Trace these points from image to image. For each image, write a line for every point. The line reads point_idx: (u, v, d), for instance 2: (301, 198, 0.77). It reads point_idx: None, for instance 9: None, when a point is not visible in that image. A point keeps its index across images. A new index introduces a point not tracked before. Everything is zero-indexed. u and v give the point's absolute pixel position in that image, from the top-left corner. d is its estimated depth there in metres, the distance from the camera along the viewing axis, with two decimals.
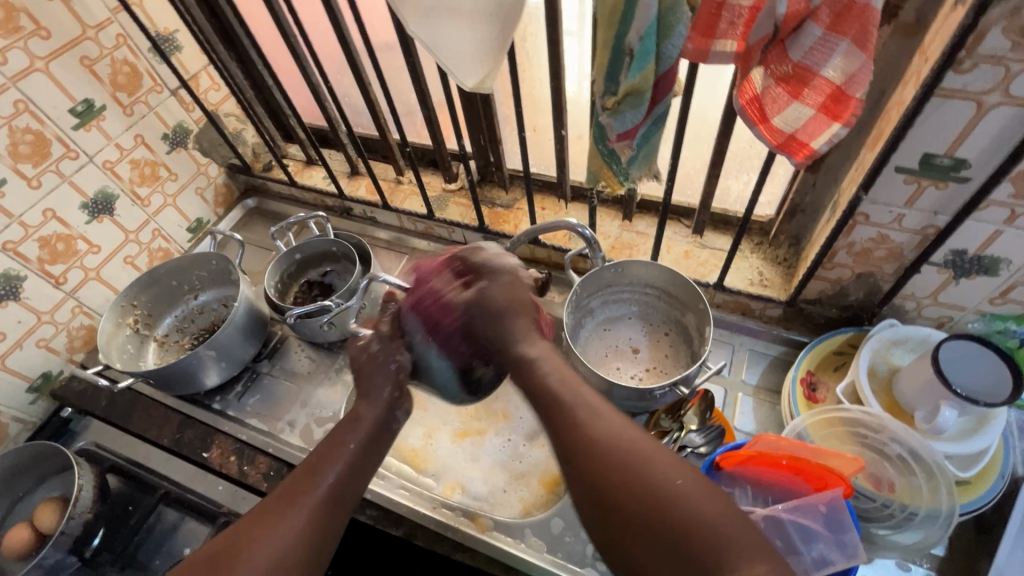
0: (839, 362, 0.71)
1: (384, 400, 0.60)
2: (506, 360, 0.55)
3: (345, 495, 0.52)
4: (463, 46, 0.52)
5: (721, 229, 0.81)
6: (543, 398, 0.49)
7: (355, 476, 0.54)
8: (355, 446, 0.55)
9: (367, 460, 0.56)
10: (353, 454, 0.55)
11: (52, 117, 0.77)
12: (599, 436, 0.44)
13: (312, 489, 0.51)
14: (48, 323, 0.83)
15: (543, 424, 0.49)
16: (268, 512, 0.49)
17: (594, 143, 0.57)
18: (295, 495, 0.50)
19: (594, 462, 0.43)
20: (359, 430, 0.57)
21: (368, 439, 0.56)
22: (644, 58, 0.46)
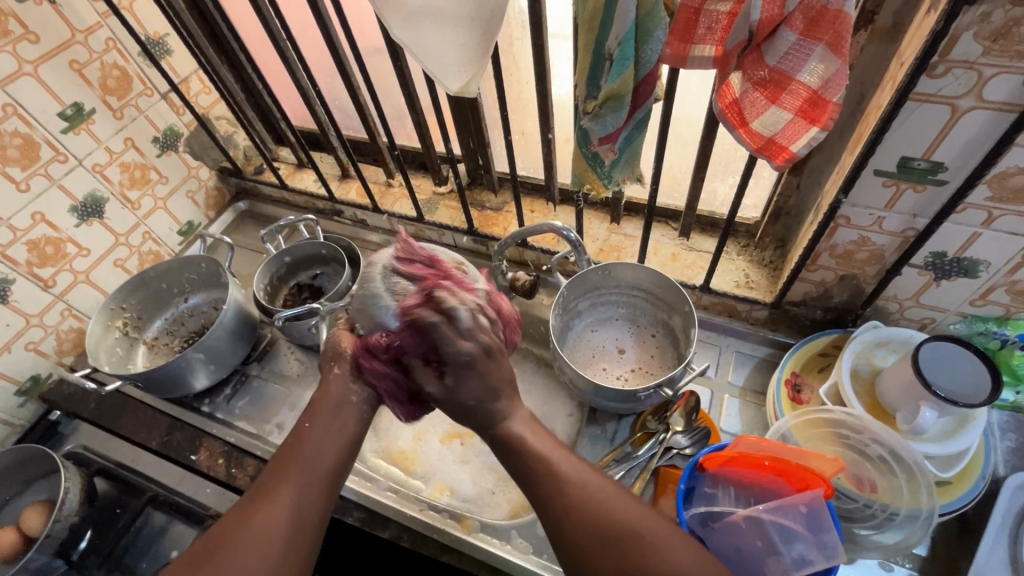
0: (823, 363, 0.72)
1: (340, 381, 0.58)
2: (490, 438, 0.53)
3: (322, 475, 0.51)
4: (446, 50, 0.53)
5: (708, 231, 0.82)
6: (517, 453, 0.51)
7: (327, 454, 0.52)
8: (316, 425, 0.54)
9: (337, 434, 0.54)
10: (315, 432, 0.53)
11: (41, 120, 0.77)
12: (576, 495, 0.46)
13: (282, 477, 0.49)
14: (37, 326, 0.83)
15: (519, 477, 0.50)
16: (244, 508, 0.48)
17: (578, 147, 0.58)
18: (270, 488, 0.49)
19: (573, 524, 0.45)
20: (321, 410, 0.55)
21: (330, 415, 0.55)
22: (624, 63, 0.47)
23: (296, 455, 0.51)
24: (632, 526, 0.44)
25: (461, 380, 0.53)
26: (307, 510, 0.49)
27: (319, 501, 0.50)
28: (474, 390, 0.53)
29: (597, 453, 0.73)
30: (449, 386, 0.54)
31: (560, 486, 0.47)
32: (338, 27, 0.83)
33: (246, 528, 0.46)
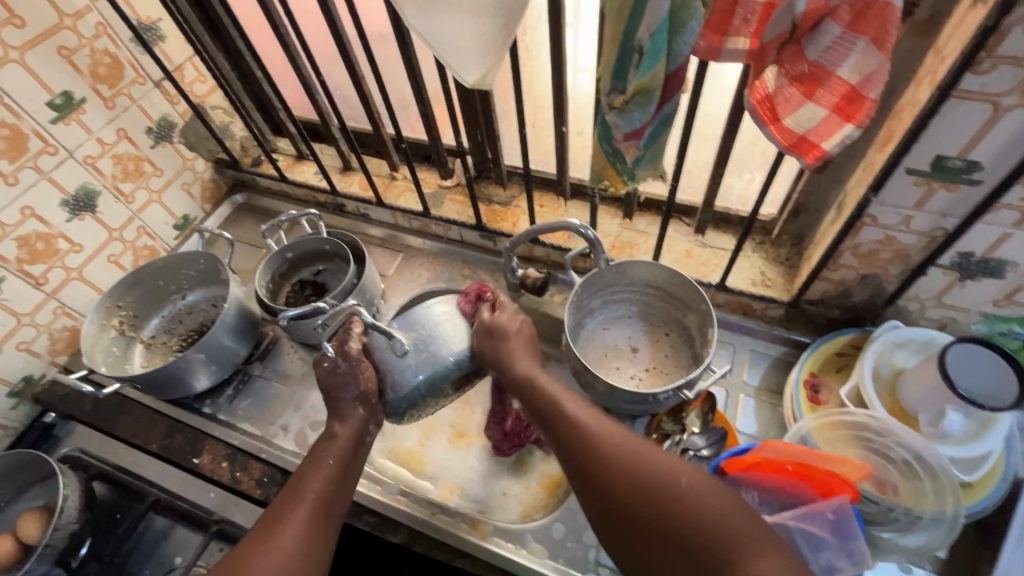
0: (842, 363, 0.71)
1: (357, 418, 0.59)
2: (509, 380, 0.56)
3: (332, 512, 0.54)
4: (464, 39, 0.50)
5: (722, 228, 0.80)
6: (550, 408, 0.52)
7: (336, 492, 0.54)
8: (336, 462, 0.56)
9: (351, 472, 0.57)
10: (335, 471, 0.55)
11: (29, 110, 0.73)
12: (604, 447, 0.48)
13: (293, 515, 0.51)
14: (29, 325, 0.80)
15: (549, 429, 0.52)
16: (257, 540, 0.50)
17: (599, 143, 0.55)
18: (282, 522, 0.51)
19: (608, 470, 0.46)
20: (338, 446, 0.57)
21: (349, 455, 0.57)
22: (655, 56, 0.44)
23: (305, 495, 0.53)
24: (669, 472, 0.44)
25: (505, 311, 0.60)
26: (313, 550, 0.51)
27: (324, 536, 0.52)
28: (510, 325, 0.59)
29: None
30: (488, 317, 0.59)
31: (593, 442, 0.48)
32: (341, 14, 0.80)
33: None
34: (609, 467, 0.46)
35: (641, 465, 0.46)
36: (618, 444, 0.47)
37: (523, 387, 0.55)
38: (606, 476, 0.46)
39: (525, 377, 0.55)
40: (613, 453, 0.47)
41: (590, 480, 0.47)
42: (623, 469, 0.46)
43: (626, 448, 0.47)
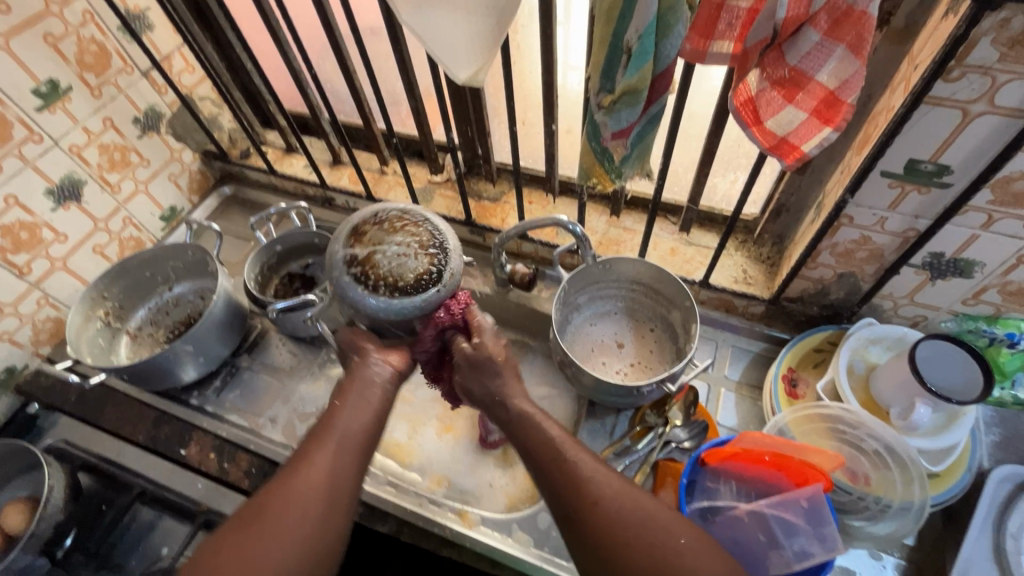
0: (819, 359, 0.73)
1: (372, 367, 0.56)
2: (501, 418, 0.54)
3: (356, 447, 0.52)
4: (457, 39, 0.51)
5: (707, 226, 0.82)
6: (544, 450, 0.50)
7: (358, 432, 0.52)
8: (346, 401, 0.54)
9: (369, 408, 0.54)
10: (346, 408, 0.53)
11: (14, 97, 0.73)
12: (603, 497, 0.46)
13: (320, 451, 0.50)
14: (12, 315, 0.79)
15: (540, 474, 0.50)
16: (282, 477, 0.49)
17: (588, 141, 0.57)
18: (303, 460, 0.50)
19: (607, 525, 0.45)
20: (360, 385, 0.55)
21: (359, 392, 0.54)
22: (643, 57, 0.46)
23: (334, 428, 0.52)
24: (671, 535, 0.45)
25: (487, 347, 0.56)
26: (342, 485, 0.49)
27: (352, 469, 0.50)
28: (496, 349, 0.56)
29: (595, 446, 0.73)
30: (473, 345, 0.55)
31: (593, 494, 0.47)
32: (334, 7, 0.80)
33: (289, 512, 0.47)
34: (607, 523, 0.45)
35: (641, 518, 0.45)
36: (618, 495, 0.47)
37: (520, 427, 0.53)
38: (604, 527, 0.45)
39: (520, 414, 0.53)
40: (615, 509, 0.46)
41: (585, 532, 0.46)
42: (622, 519, 0.45)
43: (628, 499, 0.46)
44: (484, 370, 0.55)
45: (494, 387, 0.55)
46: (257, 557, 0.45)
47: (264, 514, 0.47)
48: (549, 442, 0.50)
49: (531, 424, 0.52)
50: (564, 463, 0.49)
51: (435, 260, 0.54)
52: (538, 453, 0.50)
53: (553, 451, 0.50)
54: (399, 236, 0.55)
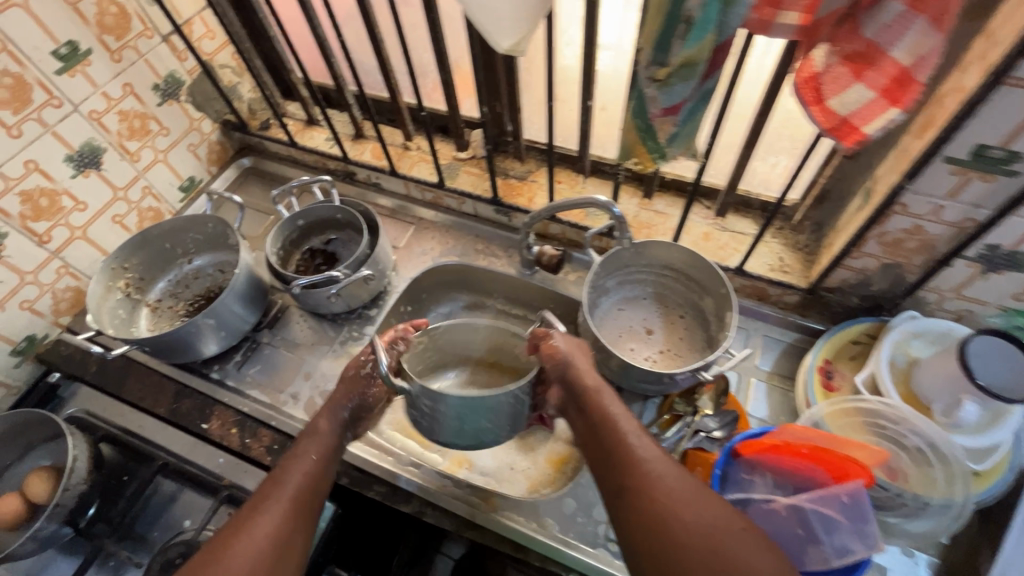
0: (856, 351, 0.71)
1: (339, 424, 0.62)
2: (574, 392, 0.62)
3: (306, 506, 0.54)
4: (504, 8, 0.49)
5: (743, 211, 0.80)
6: (607, 429, 0.57)
7: (313, 491, 0.55)
8: (317, 458, 0.57)
9: (326, 477, 0.57)
10: (315, 465, 0.56)
11: (33, 58, 0.70)
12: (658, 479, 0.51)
13: (273, 502, 0.52)
14: (32, 284, 0.78)
15: (609, 467, 0.54)
16: (237, 520, 0.50)
17: (633, 117, 0.54)
18: (258, 507, 0.51)
19: (654, 501, 0.49)
20: (320, 443, 0.59)
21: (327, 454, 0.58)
22: (704, 28, 0.43)
23: (285, 484, 0.54)
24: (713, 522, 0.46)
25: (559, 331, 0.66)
26: (290, 535, 0.51)
27: (298, 530, 0.52)
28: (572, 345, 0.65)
29: None
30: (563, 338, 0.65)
31: (651, 478, 0.51)
32: None
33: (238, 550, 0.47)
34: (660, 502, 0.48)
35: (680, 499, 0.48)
36: (669, 479, 0.50)
37: (588, 400, 0.60)
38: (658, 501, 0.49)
39: (593, 391, 0.60)
40: (668, 491, 0.49)
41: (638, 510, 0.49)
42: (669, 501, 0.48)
43: (685, 484, 0.50)
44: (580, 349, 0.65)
45: (575, 365, 0.63)
46: None
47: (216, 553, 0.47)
48: (606, 416, 0.58)
49: (598, 395, 0.60)
50: (618, 439, 0.55)
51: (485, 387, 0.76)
52: (593, 430, 0.58)
53: (612, 436, 0.56)
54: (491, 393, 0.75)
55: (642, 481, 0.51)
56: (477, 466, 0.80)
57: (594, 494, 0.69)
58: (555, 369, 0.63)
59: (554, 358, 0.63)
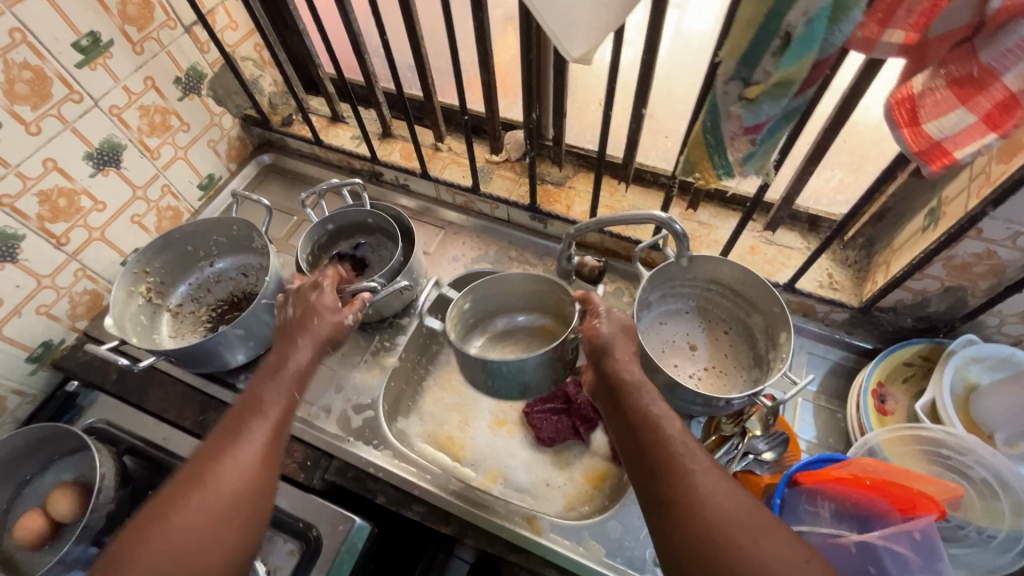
0: (908, 373, 0.69)
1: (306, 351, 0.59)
2: (609, 385, 0.56)
3: (272, 455, 0.53)
4: (580, 13, 0.46)
5: (790, 225, 0.78)
6: (647, 427, 0.50)
7: (275, 436, 0.54)
8: (277, 401, 0.55)
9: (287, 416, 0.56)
10: (275, 411, 0.55)
11: (52, 50, 0.66)
12: (704, 492, 0.46)
13: (233, 452, 0.51)
14: (49, 288, 0.75)
15: (644, 469, 0.49)
16: (195, 473, 0.49)
17: (702, 132, 0.52)
18: (218, 457, 0.50)
19: (699, 520, 0.44)
20: (281, 384, 0.57)
21: (288, 392, 0.57)
22: (806, 46, 0.40)
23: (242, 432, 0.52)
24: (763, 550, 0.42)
25: (607, 318, 0.60)
26: (254, 485, 0.50)
27: (265, 479, 0.51)
28: (613, 329, 0.60)
29: None
30: (606, 325, 0.59)
31: (696, 492, 0.46)
32: None
33: (198, 503, 0.47)
34: (705, 520, 0.44)
35: (724, 520, 0.44)
36: (714, 492, 0.45)
37: (628, 393, 0.54)
38: (703, 520, 0.44)
39: (633, 386, 0.54)
40: (725, 515, 0.44)
41: (681, 529, 0.45)
42: (715, 521, 0.44)
43: (736, 506, 0.45)
44: (628, 333, 0.60)
45: (617, 351, 0.58)
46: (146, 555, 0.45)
47: (172, 509, 0.47)
48: (647, 414, 0.51)
49: (638, 390, 0.54)
50: (657, 438, 0.49)
51: (529, 329, 0.80)
52: (630, 428, 0.52)
53: (653, 432, 0.50)
54: (529, 334, 0.80)
55: (685, 490, 0.46)
56: (512, 481, 0.78)
57: (640, 517, 0.67)
58: (595, 353, 0.58)
59: (596, 341, 0.59)
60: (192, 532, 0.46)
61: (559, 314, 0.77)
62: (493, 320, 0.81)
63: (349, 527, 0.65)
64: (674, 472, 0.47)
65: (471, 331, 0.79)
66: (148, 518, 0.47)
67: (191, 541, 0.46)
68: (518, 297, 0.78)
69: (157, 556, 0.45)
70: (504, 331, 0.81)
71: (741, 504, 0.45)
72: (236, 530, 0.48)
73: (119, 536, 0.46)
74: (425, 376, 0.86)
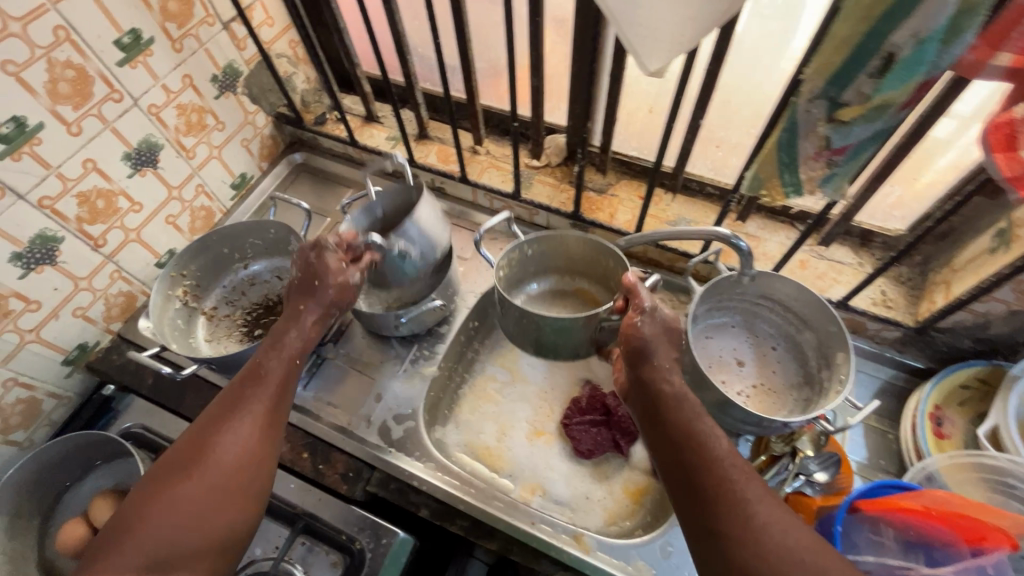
0: (964, 396, 0.67)
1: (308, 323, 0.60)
2: (648, 398, 0.53)
3: (272, 427, 0.54)
4: (664, 26, 0.43)
5: (841, 239, 0.76)
6: (691, 445, 0.48)
7: (273, 410, 0.55)
8: (275, 376, 0.56)
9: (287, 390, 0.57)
10: (273, 385, 0.56)
11: (95, 49, 0.64)
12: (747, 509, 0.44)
13: (229, 425, 0.52)
14: (85, 290, 0.73)
15: (683, 485, 0.48)
16: (193, 448, 0.51)
17: (776, 150, 0.50)
18: (216, 432, 0.51)
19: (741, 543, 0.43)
20: (280, 355, 0.58)
21: (287, 364, 0.57)
22: (914, 69, 0.39)
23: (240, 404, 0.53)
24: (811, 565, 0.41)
25: (651, 319, 0.56)
26: (252, 456, 0.52)
27: (263, 450, 0.53)
28: (654, 330, 0.56)
29: None
30: (640, 322, 0.56)
31: (740, 512, 0.44)
32: None
33: (196, 476, 0.49)
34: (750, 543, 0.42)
35: (770, 538, 0.42)
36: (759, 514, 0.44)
37: (669, 407, 0.51)
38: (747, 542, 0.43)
39: (674, 397, 0.52)
40: (773, 539, 0.42)
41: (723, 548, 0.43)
42: (760, 544, 0.42)
43: (784, 526, 0.43)
44: (668, 333, 0.57)
45: (656, 352, 0.55)
46: (144, 528, 0.46)
47: (171, 483, 0.49)
48: (686, 428, 0.50)
49: (678, 404, 0.51)
50: (695, 451, 0.48)
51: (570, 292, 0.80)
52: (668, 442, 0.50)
53: (690, 444, 0.48)
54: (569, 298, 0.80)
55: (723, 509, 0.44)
56: (550, 494, 0.76)
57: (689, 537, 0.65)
58: (633, 356, 0.55)
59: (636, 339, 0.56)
60: (190, 505, 0.48)
61: (607, 281, 0.76)
62: (538, 280, 0.80)
63: (392, 541, 0.64)
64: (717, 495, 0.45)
65: (521, 282, 0.80)
66: (147, 491, 0.49)
67: (188, 515, 0.47)
68: (567, 259, 0.77)
69: (156, 529, 0.46)
70: (548, 292, 0.80)
71: (794, 527, 0.43)
72: (234, 510, 0.50)
73: (123, 507, 0.48)
74: (460, 384, 0.85)
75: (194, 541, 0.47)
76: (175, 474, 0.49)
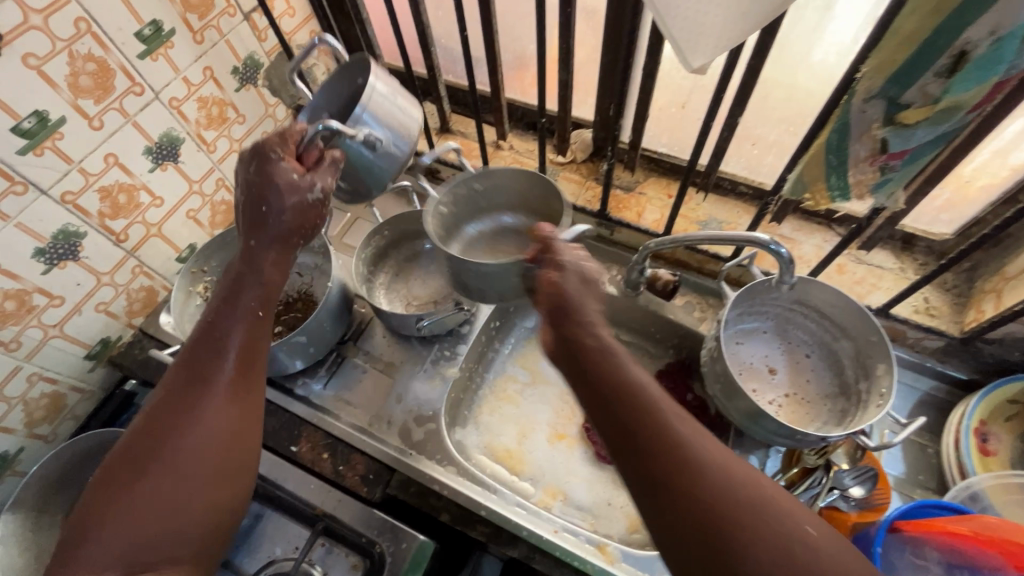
0: (1011, 412, 0.64)
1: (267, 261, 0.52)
2: (576, 367, 0.43)
3: (242, 394, 0.50)
4: (711, 22, 0.41)
5: (882, 244, 0.72)
6: (636, 407, 0.40)
7: (241, 377, 0.51)
8: (234, 339, 0.51)
9: (253, 353, 0.52)
10: (233, 350, 0.51)
11: (116, 41, 0.63)
12: (712, 476, 0.36)
13: (195, 401, 0.48)
14: (108, 285, 0.73)
15: (633, 458, 0.39)
16: (154, 431, 0.47)
17: (825, 152, 0.46)
18: (183, 410, 0.48)
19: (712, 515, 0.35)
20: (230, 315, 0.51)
21: (245, 324, 0.51)
22: (987, 70, 0.36)
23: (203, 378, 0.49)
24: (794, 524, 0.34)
25: (571, 271, 0.46)
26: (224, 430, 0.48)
27: (235, 420, 0.49)
28: (581, 291, 0.46)
29: None
30: (553, 274, 0.46)
31: (703, 479, 0.36)
32: None
33: (164, 460, 0.46)
34: (716, 516, 0.35)
35: (758, 510, 0.35)
36: (732, 478, 0.36)
37: (600, 364, 0.42)
38: (719, 515, 0.35)
39: (602, 354, 0.42)
40: (743, 503, 0.35)
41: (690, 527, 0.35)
42: (731, 513, 0.35)
43: (751, 488, 0.36)
44: (594, 287, 0.47)
45: (583, 307, 0.45)
46: (112, 517, 0.43)
47: (135, 470, 0.45)
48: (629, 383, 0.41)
49: (610, 361, 0.42)
50: (647, 413, 0.39)
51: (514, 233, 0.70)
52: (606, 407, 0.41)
53: (638, 408, 0.40)
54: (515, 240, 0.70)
55: (690, 481, 0.36)
56: (571, 499, 0.74)
57: None
58: (550, 311, 0.46)
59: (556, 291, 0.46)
60: (164, 490, 0.45)
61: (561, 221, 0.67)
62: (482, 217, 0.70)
63: (412, 545, 0.63)
64: (678, 463, 0.37)
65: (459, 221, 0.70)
66: (111, 480, 0.45)
67: (161, 501, 0.45)
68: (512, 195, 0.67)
69: (127, 517, 0.44)
70: (491, 232, 0.71)
71: (769, 490, 0.36)
72: (211, 494, 0.47)
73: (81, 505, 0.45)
74: (480, 385, 0.83)
75: (177, 526, 0.45)
76: (137, 460, 0.46)
